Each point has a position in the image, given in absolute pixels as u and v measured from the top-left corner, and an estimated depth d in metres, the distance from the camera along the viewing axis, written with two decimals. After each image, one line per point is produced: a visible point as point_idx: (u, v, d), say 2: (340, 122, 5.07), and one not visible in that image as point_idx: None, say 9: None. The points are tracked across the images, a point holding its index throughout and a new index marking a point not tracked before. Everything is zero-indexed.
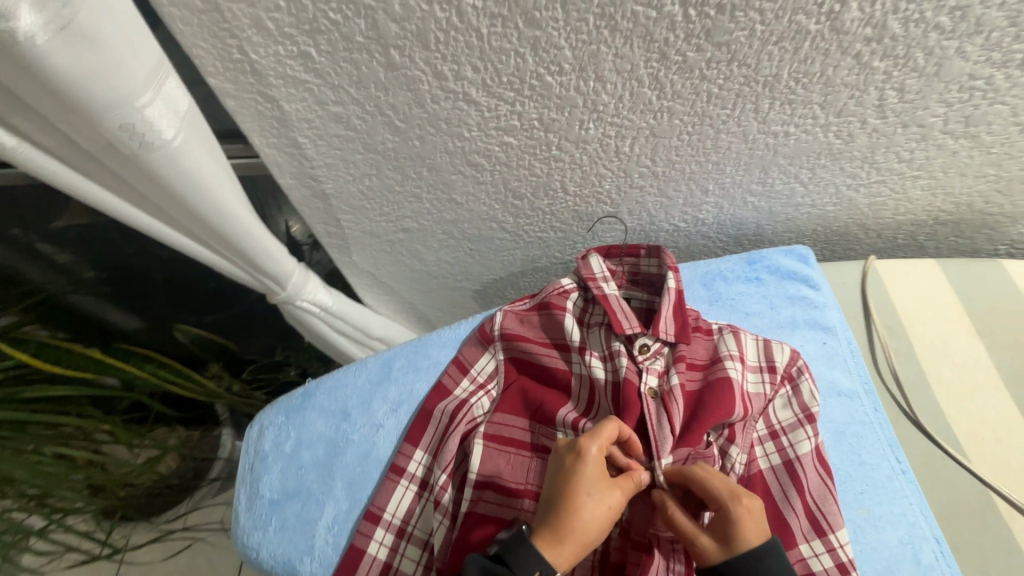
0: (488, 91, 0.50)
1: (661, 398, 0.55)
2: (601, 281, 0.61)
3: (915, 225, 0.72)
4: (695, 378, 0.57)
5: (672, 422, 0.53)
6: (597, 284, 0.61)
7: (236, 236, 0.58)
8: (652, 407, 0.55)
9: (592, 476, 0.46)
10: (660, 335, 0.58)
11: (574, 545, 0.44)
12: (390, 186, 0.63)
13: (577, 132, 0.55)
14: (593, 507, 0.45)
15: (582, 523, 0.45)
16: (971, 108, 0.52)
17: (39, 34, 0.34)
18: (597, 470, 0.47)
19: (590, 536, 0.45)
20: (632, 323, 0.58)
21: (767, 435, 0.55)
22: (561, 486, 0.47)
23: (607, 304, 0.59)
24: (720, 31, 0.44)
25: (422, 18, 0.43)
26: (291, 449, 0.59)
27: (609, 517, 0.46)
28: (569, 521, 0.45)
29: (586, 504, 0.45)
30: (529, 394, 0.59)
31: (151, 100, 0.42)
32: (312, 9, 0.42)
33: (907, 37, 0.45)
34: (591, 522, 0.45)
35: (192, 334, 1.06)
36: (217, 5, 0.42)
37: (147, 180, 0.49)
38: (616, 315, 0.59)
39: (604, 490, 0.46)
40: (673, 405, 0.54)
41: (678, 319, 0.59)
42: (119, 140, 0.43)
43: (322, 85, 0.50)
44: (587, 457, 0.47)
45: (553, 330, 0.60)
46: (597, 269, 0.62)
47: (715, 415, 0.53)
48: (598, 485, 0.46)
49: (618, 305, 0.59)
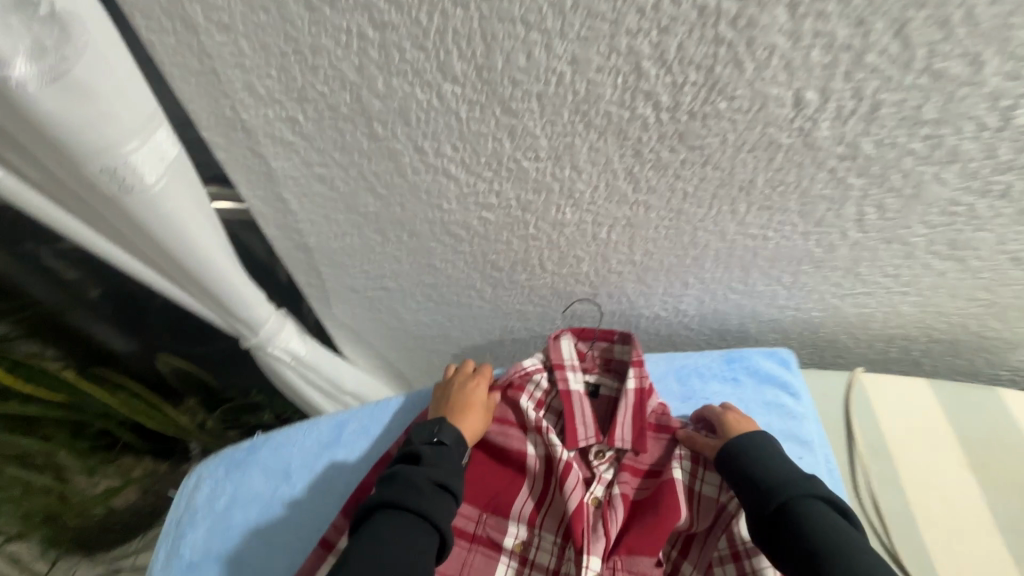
0: (466, 168, 0.51)
1: (602, 508, 0.54)
2: (568, 372, 0.60)
3: (906, 340, 0.69)
4: (637, 489, 0.55)
5: (610, 531, 0.51)
6: (564, 374, 0.59)
7: (207, 278, 0.59)
8: (592, 515, 0.53)
9: (476, 397, 0.59)
10: (617, 442, 0.56)
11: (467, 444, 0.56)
12: (372, 246, 0.64)
13: (554, 216, 0.56)
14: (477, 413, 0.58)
15: (472, 422, 0.57)
16: (954, 232, 0.51)
17: (30, 83, 0.36)
18: (481, 396, 0.59)
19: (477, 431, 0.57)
20: (588, 434, 0.57)
21: (727, 555, 0.50)
22: (461, 399, 0.58)
23: (568, 404, 0.58)
24: (692, 135, 0.45)
25: (404, 97, 0.45)
26: (223, 505, 0.56)
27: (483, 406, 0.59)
28: (467, 418, 0.57)
29: (473, 415, 0.57)
30: (482, 479, 0.56)
31: (137, 147, 0.45)
32: (301, 80, 0.45)
33: (881, 158, 0.45)
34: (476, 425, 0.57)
35: (174, 364, 1.09)
36: (213, 68, 0.45)
37: (124, 221, 0.50)
38: (575, 422, 0.57)
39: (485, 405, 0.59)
40: (612, 515, 0.53)
41: (636, 424, 0.57)
42: (101, 182, 0.44)
43: (308, 147, 0.51)
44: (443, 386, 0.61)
45: (507, 414, 0.59)
46: (566, 353, 0.60)
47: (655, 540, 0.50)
48: (478, 403, 0.59)
49: (580, 403, 0.58)
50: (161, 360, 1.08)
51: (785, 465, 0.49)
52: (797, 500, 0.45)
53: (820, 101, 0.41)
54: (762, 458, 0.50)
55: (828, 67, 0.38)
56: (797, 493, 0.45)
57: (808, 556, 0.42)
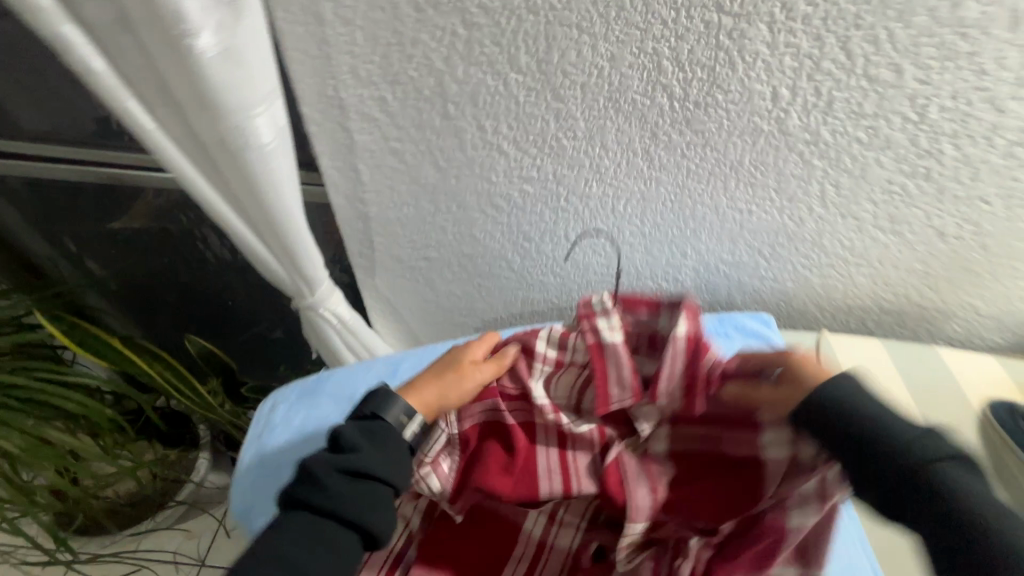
0: (517, 145, 0.64)
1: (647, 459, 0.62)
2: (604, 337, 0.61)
3: (863, 310, 0.83)
4: (682, 438, 0.62)
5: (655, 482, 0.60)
6: (586, 329, 0.61)
7: (288, 235, 0.69)
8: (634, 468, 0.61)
9: (452, 370, 0.64)
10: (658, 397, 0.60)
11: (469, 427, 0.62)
12: (423, 216, 0.76)
13: (582, 189, 0.69)
14: (441, 383, 0.63)
15: (428, 391, 0.62)
16: (893, 208, 0.66)
17: (207, 51, 0.48)
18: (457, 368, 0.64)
19: (439, 397, 0.62)
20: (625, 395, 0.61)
21: (812, 495, 0.51)
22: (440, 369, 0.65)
23: (601, 364, 0.60)
24: (697, 121, 0.59)
25: (477, 83, 0.58)
26: (296, 424, 0.65)
27: (461, 379, 0.63)
28: (426, 387, 0.63)
29: (434, 386, 0.63)
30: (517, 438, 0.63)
31: (262, 111, 0.56)
32: (398, 66, 0.57)
33: (836, 144, 0.60)
34: (435, 393, 0.62)
35: (200, 345, 1.14)
36: (328, 54, 0.57)
37: (237, 176, 0.60)
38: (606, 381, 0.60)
39: (458, 376, 0.63)
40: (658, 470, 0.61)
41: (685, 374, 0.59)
42: (231, 137, 0.55)
43: (389, 124, 0.64)
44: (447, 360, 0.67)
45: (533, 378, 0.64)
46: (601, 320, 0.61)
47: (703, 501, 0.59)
48: (451, 375, 0.63)
49: (618, 363, 0.60)
50: (188, 339, 1.14)
51: (889, 416, 0.41)
52: (929, 469, 0.37)
53: (791, 96, 0.56)
54: (868, 408, 0.42)
55: (796, 70, 0.53)
56: (926, 457, 0.37)
57: (955, 539, 0.35)
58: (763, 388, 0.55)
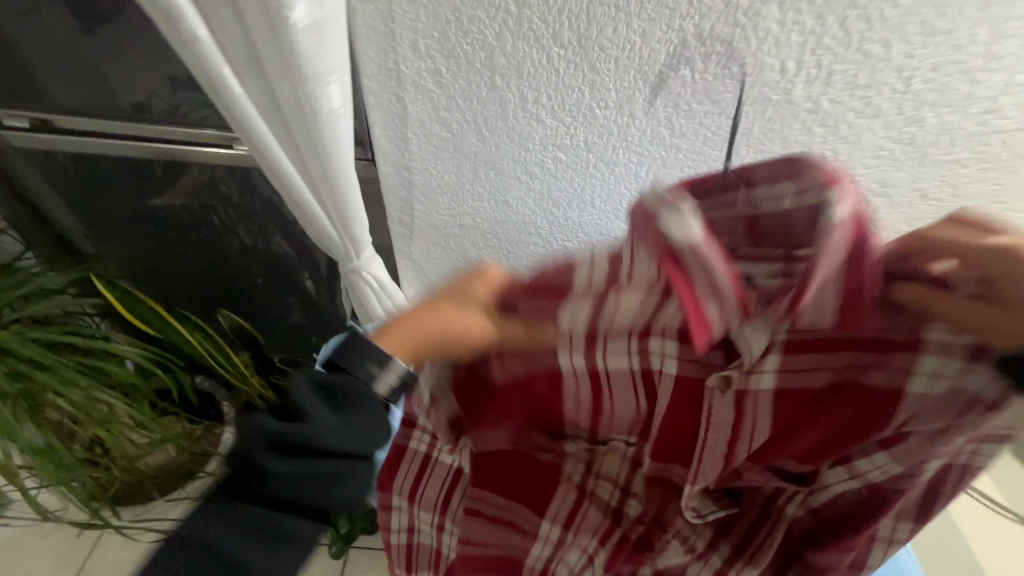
0: (554, 114, 0.72)
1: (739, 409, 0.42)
2: (670, 235, 0.32)
3: None
4: (794, 373, 0.39)
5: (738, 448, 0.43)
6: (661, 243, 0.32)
7: (343, 196, 0.76)
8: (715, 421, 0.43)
9: (435, 302, 0.42)
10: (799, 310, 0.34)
11: (476, 382, 0.47)
12: (462, 183, 0.83)
13: (609, 155, 0.77)
14: (415, 322, 0.41)
15: (399, 331, 0.41)
16: (886, 174, 0.74)
17: (298, 23, 0.56)
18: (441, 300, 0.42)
19: (406, 340, 0.41)
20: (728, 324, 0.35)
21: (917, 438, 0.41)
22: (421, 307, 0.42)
23: (682, 285, 0.33)
24: (715, 92, 0.67)
25: (523, 56, 0.66)
26: None
27: (466, 330, 0.41)
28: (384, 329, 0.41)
29: (403, 328, 0.41)
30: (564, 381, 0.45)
31: (335, 80, 0.63)
32: (454, 40, 0.66)
33: (834, 112, 0.68)
34: (401, 335, 0.41)
35: (232, 319, 1.20)
36: (392, 28, 0.65)
37: (306, 139, 0.67)
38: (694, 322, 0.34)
39: (443, 307, 0.41)
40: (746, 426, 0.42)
41: (848, 283, 0.33)
42: (307, 102, 0.63)
43: (440, 94, 0.71)
44: (469, 302, 0.41)
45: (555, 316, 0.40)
46: (659, 218, 0.32)
47: (799, 455, 0.44)
48: (427, 309, 0.42)
49: (698, 271, 0.32)
50: (221, 314, 1.20)
51: None
52: None
53: (796, 68, 0.64)
54: None
55: (801, 44, 0.62)
56: None
57: None
58: (957, 300, 0.34)
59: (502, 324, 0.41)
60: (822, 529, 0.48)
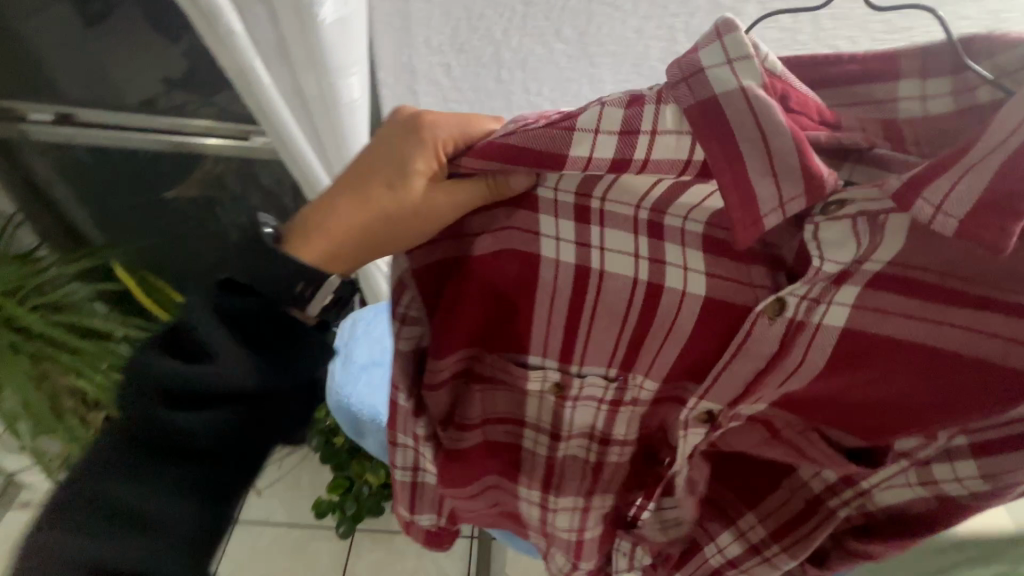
0: (555, 105, 0.78)
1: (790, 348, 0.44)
2: (601, 112, 0.36)
3: None
4: (867, 319, 0.42)
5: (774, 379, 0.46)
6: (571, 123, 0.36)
7: None
8: (775, 367, 0.45)
9: (349, 201, 0.44)
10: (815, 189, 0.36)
11: (469, 287, 0.46)
12: None
13: None
14: (332, 221, 0.44)
15: (314, 235, 0.44)
16: None
17: (324, 17, 0.60)
18: (352, 195, 0.44)
19: (325, 244, 0.44)
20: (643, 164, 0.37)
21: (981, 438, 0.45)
22: (326, 205, 0.45)
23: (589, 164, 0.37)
24: None
25: (527, 51, 0.72)
26: (377, 334, 0.85)
27: (407, 210, 0.41)
28: (301, 237, 0.44)
29: (321, 226, 0.44)
30: (576, 296, 0.46)
31: (354, 70, 0.68)
32: (465, 38, 0.71)
33: None
34: (325, 235, 0.44)
35: None
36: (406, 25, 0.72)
37: (326, 125, 0.72)
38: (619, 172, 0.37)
39: (354, 205, 0.44)
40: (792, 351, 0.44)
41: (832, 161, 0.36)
42: (331, 91, 0.67)
43: (450, 88, 0.78)
44: (403, 180, 0.42)
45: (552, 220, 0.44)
46: (611, 101, 0.36)
47: (862, 415, 0.49)
48: (344, 206, 0.44)
49: (738, 118, 0.35)
50: None
51: None
52: None
53: None
54: None
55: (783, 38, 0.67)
56: None
57: None
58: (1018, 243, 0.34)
59: (442, 198, 0.41)
60: (875, 524, 0.53)
